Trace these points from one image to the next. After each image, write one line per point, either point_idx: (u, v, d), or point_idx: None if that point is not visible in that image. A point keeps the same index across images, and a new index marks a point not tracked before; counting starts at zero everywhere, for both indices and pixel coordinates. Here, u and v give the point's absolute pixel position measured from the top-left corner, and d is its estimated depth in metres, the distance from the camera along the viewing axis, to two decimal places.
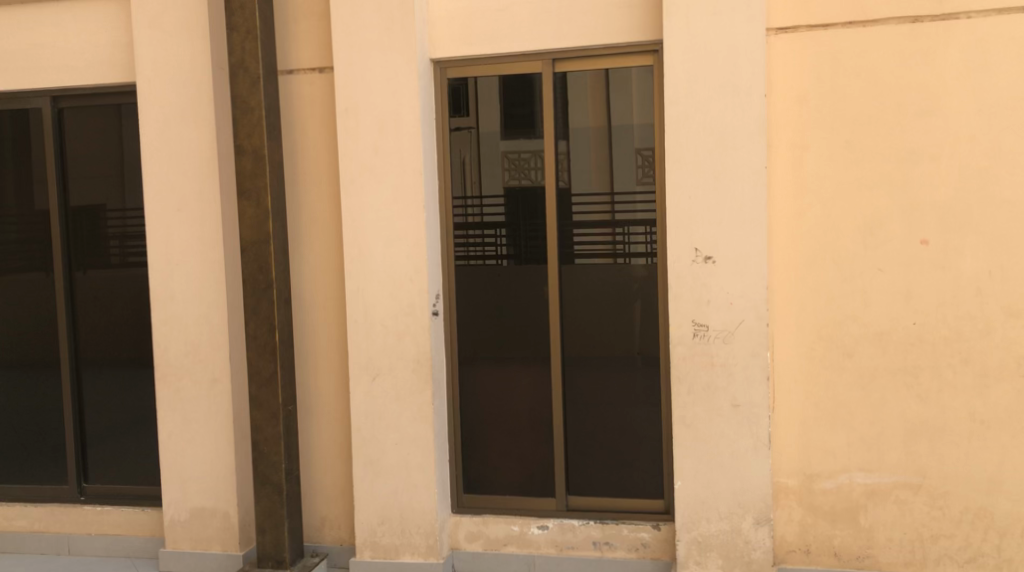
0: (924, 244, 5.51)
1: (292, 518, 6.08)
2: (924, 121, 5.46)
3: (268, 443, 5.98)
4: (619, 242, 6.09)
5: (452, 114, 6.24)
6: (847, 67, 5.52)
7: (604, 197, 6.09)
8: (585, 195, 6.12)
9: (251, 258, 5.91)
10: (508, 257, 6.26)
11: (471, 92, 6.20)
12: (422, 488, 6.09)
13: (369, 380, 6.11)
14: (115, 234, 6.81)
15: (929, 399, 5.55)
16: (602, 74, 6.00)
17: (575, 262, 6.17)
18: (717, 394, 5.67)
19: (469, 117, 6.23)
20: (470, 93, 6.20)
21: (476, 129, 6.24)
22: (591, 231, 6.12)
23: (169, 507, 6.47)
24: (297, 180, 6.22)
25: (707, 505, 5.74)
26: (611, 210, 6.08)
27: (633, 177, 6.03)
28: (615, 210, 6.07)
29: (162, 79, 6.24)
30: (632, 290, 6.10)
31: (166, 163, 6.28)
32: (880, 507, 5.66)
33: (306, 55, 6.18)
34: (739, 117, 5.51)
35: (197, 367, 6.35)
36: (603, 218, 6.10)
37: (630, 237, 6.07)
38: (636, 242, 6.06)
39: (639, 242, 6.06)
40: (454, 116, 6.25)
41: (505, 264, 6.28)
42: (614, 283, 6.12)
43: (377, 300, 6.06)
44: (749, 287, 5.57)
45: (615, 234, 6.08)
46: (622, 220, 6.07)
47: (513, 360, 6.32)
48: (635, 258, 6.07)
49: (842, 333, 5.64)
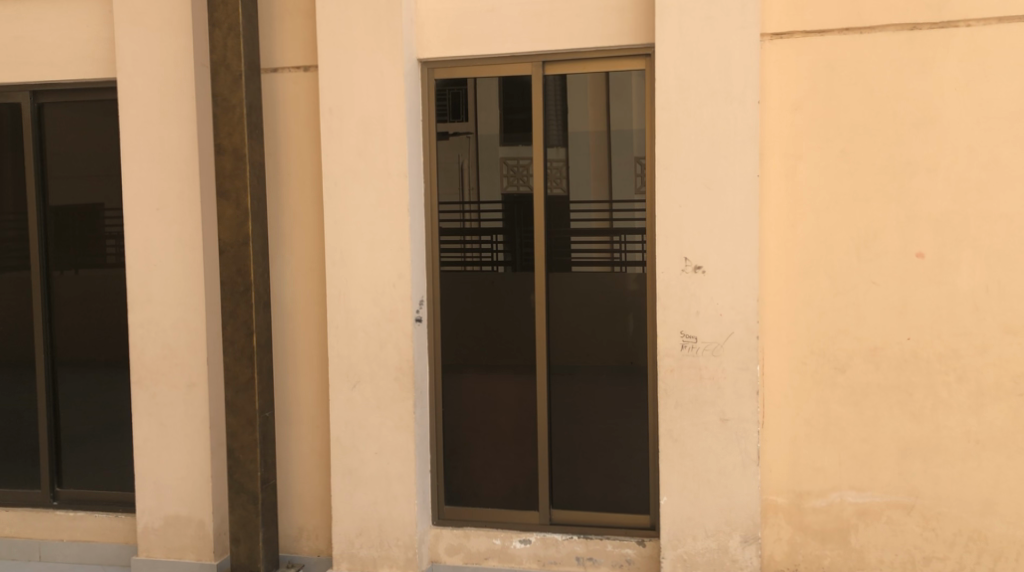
0: (920, 258, 5.36)
1: (267, 528, 5.92)
2: (921, 131, 5.32)
3: (244, 450, 5.83)
4: (616, 250, 5.93)
5: (451, 119, 6.09)
6: (843, 74, 5.38)
7: (603, 205, 5.94)
8: (584, 203, 5.97)
9: (230, 260, 5.77)
10: (505, 264, 6.11)
11: (471, 96, 6.05)
12: (402, 499, 5.93)
13: (350, 387, 5.95)
14: (115, 235, 6.67)
15: (923, 417, 5.40)
16: (602, 77, 5.86)
17: (569, 270, 6.02)
18: (705, 408, 5.52)
19: (468, 122, 6.08)
20: (470, 97, 6.06)
21: (475, 134, 6.09)
22: (588, 239, 5.97)
23: (142, 514, 6.31)
24: (280, 181, 6.07)
25: (693, 522, 5.58)
26: (609, 218, 5.93)
27: (633, 186, 5.89)
28: (613, 217, 5.92)
29: (143, 75, 6.10)
30: (626, 301, 5.96)
31: (146, 161, 6.13)
32: (872, 527, 5.51)
33: (291, 53, 6.04)
34: (732, 124, 5.37)
35: (173, 371, 6.20)
36: (601, 225, 5.95)
37: (627, 245, 5.92)
38: (632, 250, 5.91)
39: (636, 250, 5.91)
40: (452, 121, 6.10)
41: (501, 271, 6.12)
42: (607, 293, 5.98)
43: (359, 305, 5.91)
44: (739, 300, 5.42)
45: (613, 242, 5.93)
46: (621, 228, 5.92)
47: (503, 369, 6.17)
48: (632, 267, 5.92)
49: (835, 348, 5.49)
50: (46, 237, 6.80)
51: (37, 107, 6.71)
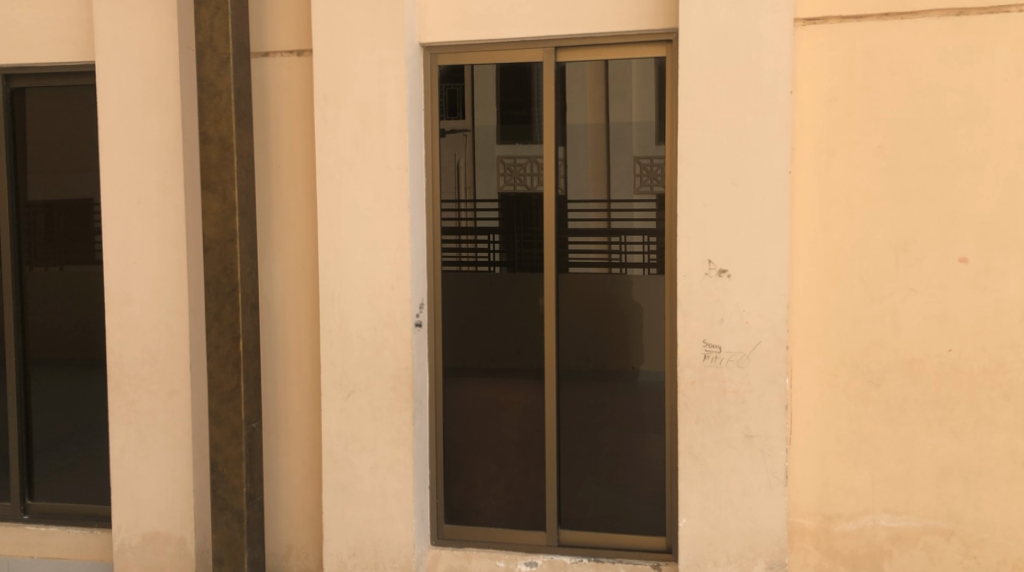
0: (963, 263, 4.95)
1: (253, 548, 5.48)
2: (967, 127, 4.91)
3: (229, 465, 5.39)
4: (614, 251, 5.54)
5: (446, 117, 5.68)
6: (882, 64, 4.97)
7: (601, 204, 5.55)
8: (581, 202, 5.58)
9: (214, 259, 5.32)
10: (502, 264, 5.68)
11: (467, 91, 5.64)
12: (399, 518, 5.50)
13: (343, 397, 5.52)
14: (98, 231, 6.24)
15: (965, 436, 4.99)
16: (602, 65, 5.47)
17: (569, 272, 5.61)
18: (729, 424, 5.10)
19: (464, 120, 5.68)
20: (467, 93, 5.65)
21: (472, 130, 5.68)
22: (586, 239, 5.58)
23: (118, 530, 5.86)
24: (268, 174, 5.64)
25: (714, 546, 5.16)
26: (607, 218, 5.54)
27: (631, 185, 5.49)
28: (611, 217, 5.54)
29: (124, 59, 5.65)
30: (637, 305, 5.52)
31: (126, 151, 5.69)
32: (907, 554, 5.09)
33: (282, 36, 5.60)
34: (762, 116, 4.95)
35: (153, 377, 5.76)
36: (598, 226, 5.56)
37: (626, 246, 5.52)
38: (632, 251, 5.50)
39: (635, 251, 5.50)
40: (447, 119, 5.68)
41: (498, 272, 5.70)
42: (615, 298, 5.57)
43: (354, 309, 5.47)
44: (767, 306, 5.01)
45: (610, 242, 5.54)
46: (619, 227, 5.52)
47: (505, 377, 5.74)
48: (632, 268, 5.51)
49: (869, 360, 5.07)
50: (21, 233, 6.35)
51: (11, 92, 6.27)
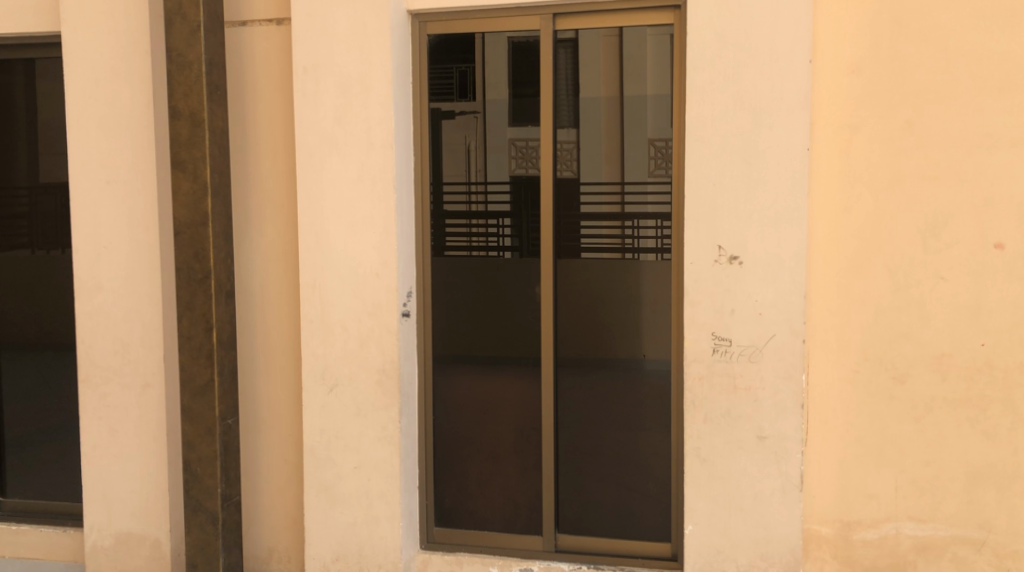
0: (998, 249, 4.53)
1: (229, 553, 5.12)
2: (1005, 99, 4.48)
3: (202, 464, 5.03)
4: (627, 236, 5.22)
5: (456, 98, 5.29)
6: (911, 31, 4.54)
7: (615, 186, 5.25)
8: (594, 184, 5.24)
9: (185, 243, 4.95)
10: (512, 250, 5.26)
11: (477, 76, 5.26)
12: (385, 521, 5.13)
13: (326, 392, 5.14)
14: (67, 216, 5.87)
15: (998, 437, 4.59)
16: (614, 35, 5.02)
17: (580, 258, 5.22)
18: (739, 423, 4.69)
19: (474, 102, 5.29)
20: (476, 77, 5.26)
21: (482, 113, 5.29)
22: (598, 224, 5.26)
23: (90, 531, 5.47)
24: (246, 152, 5.25)
25: (723, 555, 4.76)
26: (620, 201, 5.22)
27: (645, 167, 5.13)
28: (625, 201, 5.20)
29: (93, 28, 5.27)
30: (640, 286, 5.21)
31: (96, 126, 5.31)
32: (933, 564, 4.70)
33: (261, 3, 5.20)
34: (778, 88, 4.53)
35: (126, 369, 5.37)
36: (610, 209, 5.25)
37: (639, 231, 5.19)
38: (645, 237, 5.18)
39: (648, 237, 5.17)
40: (457, 100, 5.29)
41: (507, 258, 5.28)
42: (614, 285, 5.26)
43: (337, 298, 5.09)
44: (783, 296, 4.60)
45: (624, 226, 5.21)
46: (633, 212, 5.18)
47: (501, 365, 5.37)
48: (645, 254, 5.18)
49: (894, 354, 4.66)
50: (25, 217, 5.97)
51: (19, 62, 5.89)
